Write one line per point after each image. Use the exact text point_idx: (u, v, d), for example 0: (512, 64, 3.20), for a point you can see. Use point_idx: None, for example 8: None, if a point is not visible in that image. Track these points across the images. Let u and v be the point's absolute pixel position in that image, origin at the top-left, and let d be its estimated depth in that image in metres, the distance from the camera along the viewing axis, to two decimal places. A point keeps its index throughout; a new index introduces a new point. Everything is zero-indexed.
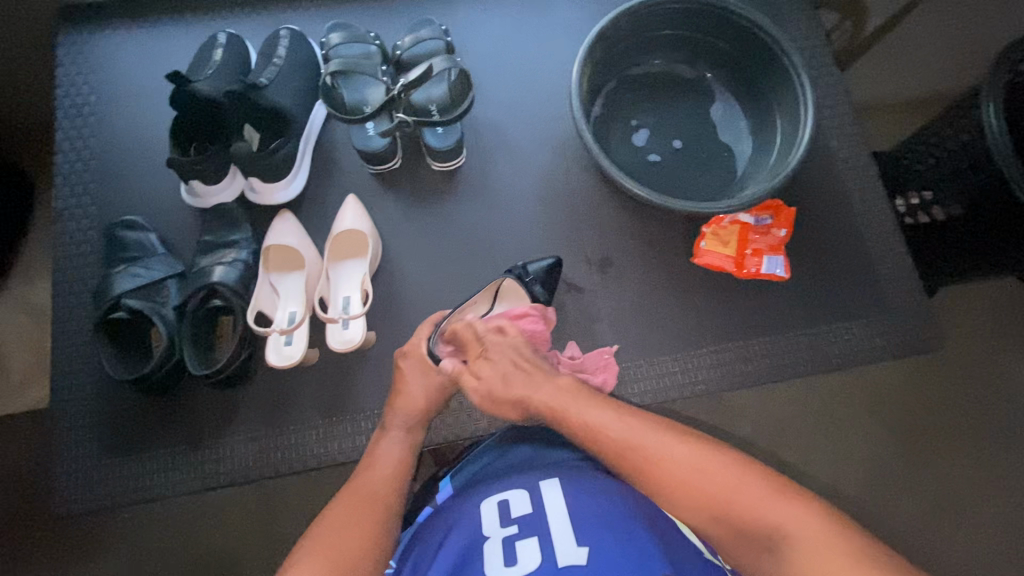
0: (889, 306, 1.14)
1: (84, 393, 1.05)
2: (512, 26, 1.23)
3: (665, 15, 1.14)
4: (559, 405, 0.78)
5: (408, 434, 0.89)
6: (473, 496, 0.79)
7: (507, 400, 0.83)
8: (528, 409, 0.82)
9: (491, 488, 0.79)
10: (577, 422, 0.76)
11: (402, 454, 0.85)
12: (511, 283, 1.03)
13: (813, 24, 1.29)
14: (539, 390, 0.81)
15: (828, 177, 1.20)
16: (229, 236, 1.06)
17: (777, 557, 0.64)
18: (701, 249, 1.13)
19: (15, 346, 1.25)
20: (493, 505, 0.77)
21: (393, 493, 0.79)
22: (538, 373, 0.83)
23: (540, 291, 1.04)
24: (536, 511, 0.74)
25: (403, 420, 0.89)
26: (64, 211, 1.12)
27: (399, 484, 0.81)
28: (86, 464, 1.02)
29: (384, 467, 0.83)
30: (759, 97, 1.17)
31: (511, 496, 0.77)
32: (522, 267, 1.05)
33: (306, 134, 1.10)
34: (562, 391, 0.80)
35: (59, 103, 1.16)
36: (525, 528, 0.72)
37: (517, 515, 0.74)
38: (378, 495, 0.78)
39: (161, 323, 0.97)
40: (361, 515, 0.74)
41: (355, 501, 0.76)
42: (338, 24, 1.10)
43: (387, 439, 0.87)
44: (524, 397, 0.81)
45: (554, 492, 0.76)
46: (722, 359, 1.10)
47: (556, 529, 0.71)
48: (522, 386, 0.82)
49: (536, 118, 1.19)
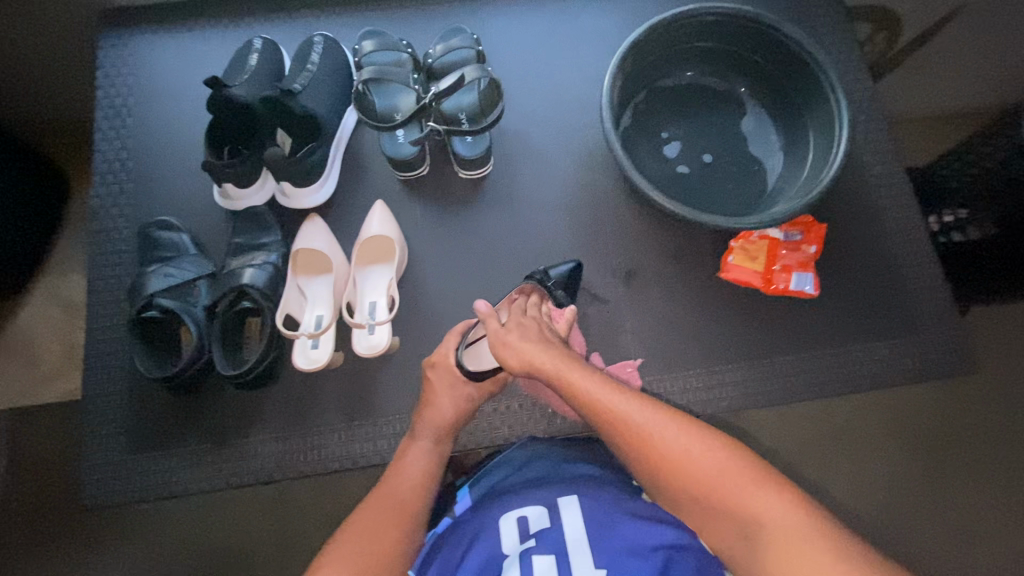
0: (921, 327, 1.12)
1: (113, 388, 1.07)
2: (543, 35, 1.23)
3: (699, 27, 1.13)
4: (563, 365, 0.81)
5: (434, 446, 0.87)
6: (493, 511, 0.78)
7: (514, 350, 0.84)
8: (531, 369, 0.82)
9: (510, 503, 0.79)
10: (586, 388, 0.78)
11: (425, 462, 0.85)
12: (535, 289, 1.02)
13: (849, 37, 1.26)
14: (546, 352, 0.83)
15: (861, 194, 1.18)
16: (259, 239, 1.08)
17: (750, 542, 0.65)
18: (729, 263, 1.12)
19: (48, 339, 1.30)
20: (512, 521, 0.76)
21: (419, 503, 0.79)
22: (552, 342, 0.86)
23: (563, 295, 1.03)
24: (555, 528, 0.74)
25: (431, 433, 0.89)
26: (100, 210, 1.15)
27: (424, 494, 0.81)
28: (113, 458, 1.04)
29: (409, 475, 0.82)
30: (792, 112, 1.16)
31: (530, 512, 0.77)
32: (543, 271, 1.05)
33: (337, 140, 1.12)
34: (567, 360, 0.82)
35: (98, 104, 1.19)
36: (543, 545, 0.73)
37: (535, 532, 0.75)
38: (403, 505, 0.78)
39: (192, 323, 0.98)
40: (386, 523, 0.75)
41: (380, 509, 0.76)
42: (371, 32, 1.11)
43: (412, 447, 0.87)
44: (534, 354, 0.83)
45: (574, 510, 0.76)
46: (746, 376, 1.09)
47: (574, 547, 0.72)
48: (530, 343, 0.84)
49: (564, 128, 1.19)
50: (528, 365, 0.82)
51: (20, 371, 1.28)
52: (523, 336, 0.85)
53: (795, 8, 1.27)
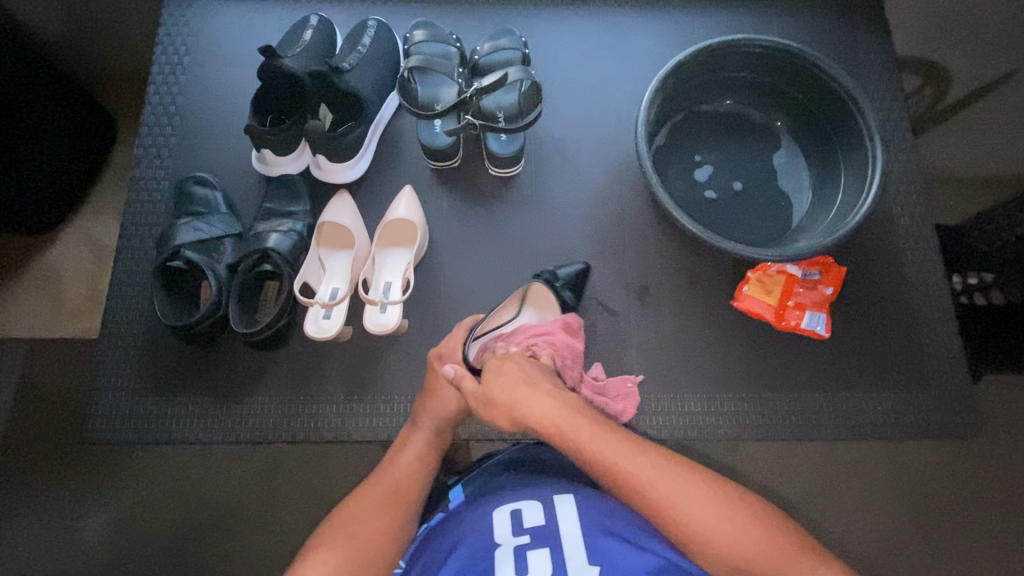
0: (929, 385, 1.11)
1: (130, 331, 1.11)
2: (591, 46, 1.25)
3: (744, 58, 1.14)
4: (562, 421, 0.75)
5: (435, 437, 0.90)
6: (488, 504, 0.80)
7: (502, 408, 0.79)
8: (526, 425, 0.77)
9: (505, 499, 0.80)
10: (580, 445, 0.74)
11: (423, 451, 0.88)
12: (541, 288, 1.06)
13: (897, 85, 1.25)
14: (539, 404, 0.77)
15: (886, 243, 1.17)
16: (288, 207, 1.11)
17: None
18: (743, 293, 1.12)
19: (73, 277, 1.35)
20: (506, 514, 0.78)
21: (414, 492, 0.82)
22: (542, 386, 0.79)
23: (569, 296, 1.08)
24: (550, 524, 0.76)
25: (433, 424, 0.90)
26: (144, 159, 1.19)
27: (420, 484, 0.84)
28: (120, 397, 1.07)
29: (405, 464, 0.86)
30: (826, 153, 1.16)
31: (525, 507, 0.78)
32: (551, 271, 1.09)
33: (376, 122, 1.15)
34: (562, 408, 0.76)
35: (155, 59, 1.24)
36: (538, 540, 0.75)
37: (530, 526, 0.77)
38: (399, 493, 0.81)
39: (213, 278, 1.01)
40: (381, 511, 0.78)
41: (378, 496, 0.80)
42: (423, 23, 1.14)
43: (413, 436, 0.90)
44: (522, 407, 0.77)
45: (568, 507, 0.78)
46: (746, 408, 1.09)
47: (568, 543, 0.74)
48: (522, 396, 0.77)
49: (599, 139, 1.20)
50: (521, 419, 0.77)
51: (44, 304, 1.32)
52: (509, 391, 0.79)
53: (845, 49, 1.27)
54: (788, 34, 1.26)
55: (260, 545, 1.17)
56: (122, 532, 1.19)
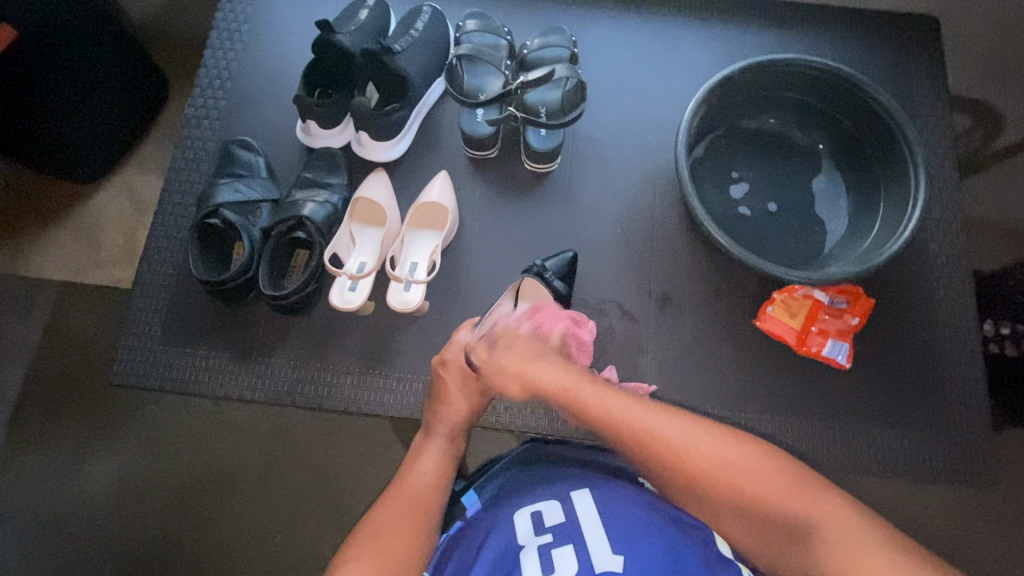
0: (949, 428, 1.08)
1: (162, 282, 1.14)
2: (640, 52, 1.26)
3: (794, 78, 1.13)
4: (570, 383, 0.81)
5: (450, 443, 0.90)
6: (508, 510, 0.82)
7: (512, 374, 0.84)
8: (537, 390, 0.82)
9: (524, 501, 0.83)
10: (591, 400, 0.79)
11: (440, 461, 0.87)
12: (532, 282, 1.06)
13: (948, 122, 1.23)
14: (548, 369, 0.83)
15: (919, 279, 1.15)
16: (326, 178, 1.13)
17: (805, 547, 0.69)
18: (766, 313, 1.11)
19: (111, 228, 1.39)
20: (526, 516, 0.80)
21: (433, 500, 0.82)
22: (550, 355, 0.86)
23: (561, 287, 1.07)
24: (570, 520, 0.77)
25: (448, 431, 0.90)
26: (193, 119, 1.22)
27: (439, 492, 0.83)
28: (144, 344, 1.11)
29: (423, 474, 0.85)
30: (867, 181, 1.15)
31: (544, 507, 0.80)
32: (541, 263, 1.08)
33: (420, 106, 1.17)
34: (568, 372, 0.82)
35: (215, 24, 1.27)
36: (560, 538, 0.76)
37: (551, 525, 0.78)
38: (419, 502, 0.80)
39: (247, 239, 1.04)
40: (404, 519, 0.78)
41: (398, 505, 0.80)
42: (476, 13, 1.16)
43: (429, 445, 0.89)
44: (531, 373, 0.83)
45: (586, 503, 0.80)
46: (757, 429, 1.07)
47: (590, 538, 0.75)
48: (530, 363, 0.83)
49: (637, 145, 1.21)
50: (531, 385, 0.83)
51: (81, 250, 1.37)
52: (519, 356, 0.85)
53: (899, 80, 1.25)
54: (840, 59, 1.25)
55: (258, 505, 1.21)
56: (129, 476, 1.23)
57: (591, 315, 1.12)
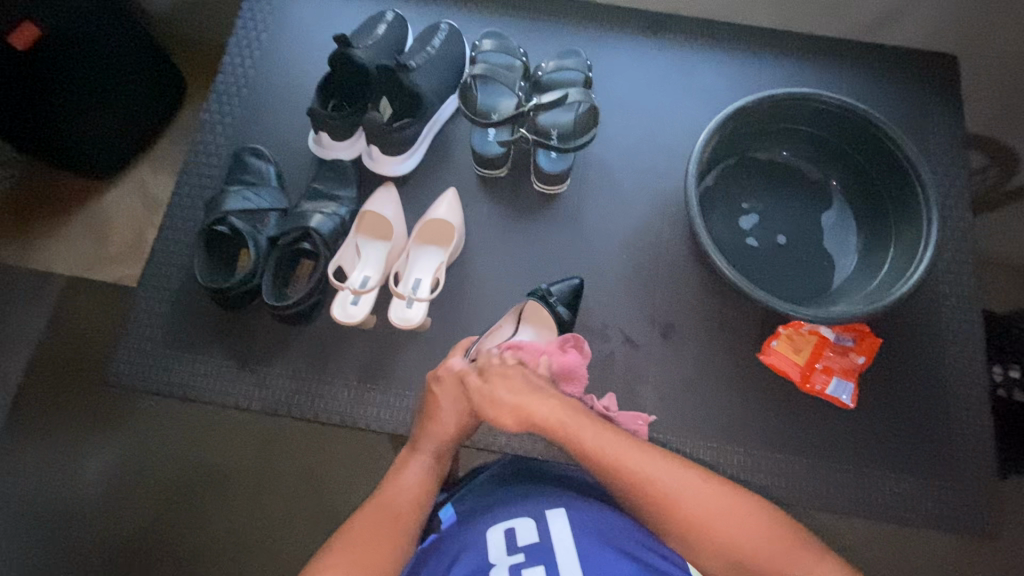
0: (954, 475, 1.06)
1: (166, 285, 1.14)
2: (654, 79, 1.26)
3: (807, 113, 1.13)
4: (565, 418, 0.84)
5: (435, 461, 0.89)
6: (481, 525, 0.82)
7: (508, 407, 0.87)
8: (532, 422, 0.86)
9: (498, 517, 0.82)
10: (586, 441, 0.81)
11: (424, 477, 0.86)
12: (534, 305, 1.06)
13: (964, 162, 1.22)
14: (543, 403, 0.86)
15: (928, 320, 1.13)
16: (336, 190, 1.14)
17: None
18: (770, 348, 1.10)
19: (120, 226, 1.40)
20: (500, 533, 0.80)
21: (413, 517, 0.81)
22: (545, 389, 0.89)
23: (564, 312, 1.06)
24: (543, 540, 0.78)
25: (434, 448, 0.89)
26: (208, 124, 1.23)
27: (421, 510, 0.82)
28: (143, 346, 1.11)
29: (406, 489, 0.84)
30: (878, 219, 1.14)
31: (518, 525, 0.81)
32: (546, 286, 1.08)
33: (433, 122, 1.17)
34: (561, 408, 0.85)
35: (235, 32, 1.29)
36: (533, 557, 0.77)
37: (524, 544, 0.78)
38: (399, 518, 0.79)
39: (253, 247, 1.04)
40: (380, 535, 0.76)
41: (377, 519, 0.78)
42: (493, 33, 1.16)
43: (413, 459, 0.88)
44: (529, 406, 0.86)
45: (561, 523, 0.80)
46: (756, 465, 1.06)
47: (561, 560, 0.76)
48: (526, 396, 0.87)
49: (648, 170, 1.20)
50: (526, 417, 0.86)
51: (88, 247, 1.38)
52: (515, 390, 0.88)
53: (915, 118, 1.24)
54: (857, 94, 1.24)
55: (246, 513, 1.20)
56: (119, 475, 1.23)
57: (593, 340, 1.11)
